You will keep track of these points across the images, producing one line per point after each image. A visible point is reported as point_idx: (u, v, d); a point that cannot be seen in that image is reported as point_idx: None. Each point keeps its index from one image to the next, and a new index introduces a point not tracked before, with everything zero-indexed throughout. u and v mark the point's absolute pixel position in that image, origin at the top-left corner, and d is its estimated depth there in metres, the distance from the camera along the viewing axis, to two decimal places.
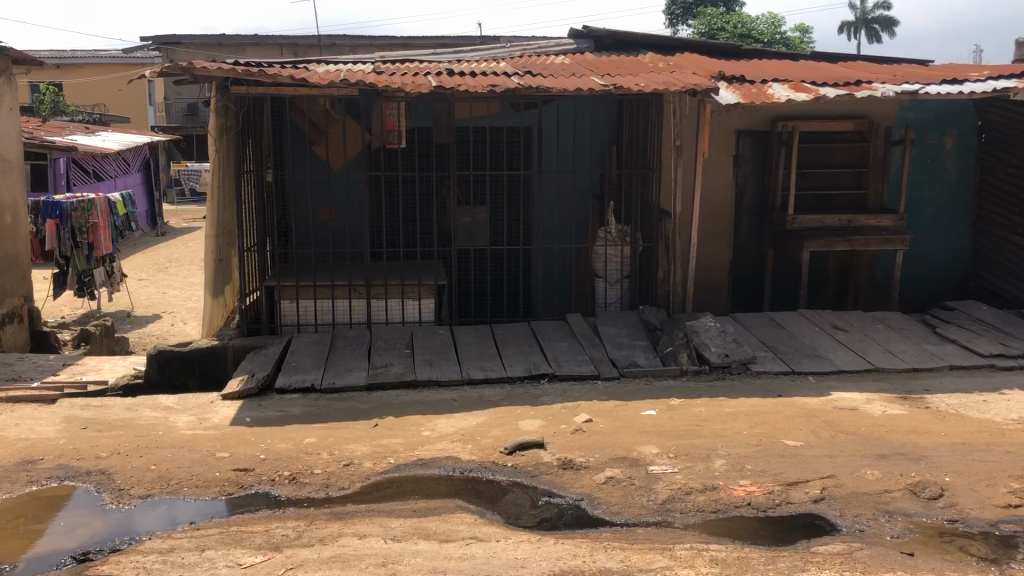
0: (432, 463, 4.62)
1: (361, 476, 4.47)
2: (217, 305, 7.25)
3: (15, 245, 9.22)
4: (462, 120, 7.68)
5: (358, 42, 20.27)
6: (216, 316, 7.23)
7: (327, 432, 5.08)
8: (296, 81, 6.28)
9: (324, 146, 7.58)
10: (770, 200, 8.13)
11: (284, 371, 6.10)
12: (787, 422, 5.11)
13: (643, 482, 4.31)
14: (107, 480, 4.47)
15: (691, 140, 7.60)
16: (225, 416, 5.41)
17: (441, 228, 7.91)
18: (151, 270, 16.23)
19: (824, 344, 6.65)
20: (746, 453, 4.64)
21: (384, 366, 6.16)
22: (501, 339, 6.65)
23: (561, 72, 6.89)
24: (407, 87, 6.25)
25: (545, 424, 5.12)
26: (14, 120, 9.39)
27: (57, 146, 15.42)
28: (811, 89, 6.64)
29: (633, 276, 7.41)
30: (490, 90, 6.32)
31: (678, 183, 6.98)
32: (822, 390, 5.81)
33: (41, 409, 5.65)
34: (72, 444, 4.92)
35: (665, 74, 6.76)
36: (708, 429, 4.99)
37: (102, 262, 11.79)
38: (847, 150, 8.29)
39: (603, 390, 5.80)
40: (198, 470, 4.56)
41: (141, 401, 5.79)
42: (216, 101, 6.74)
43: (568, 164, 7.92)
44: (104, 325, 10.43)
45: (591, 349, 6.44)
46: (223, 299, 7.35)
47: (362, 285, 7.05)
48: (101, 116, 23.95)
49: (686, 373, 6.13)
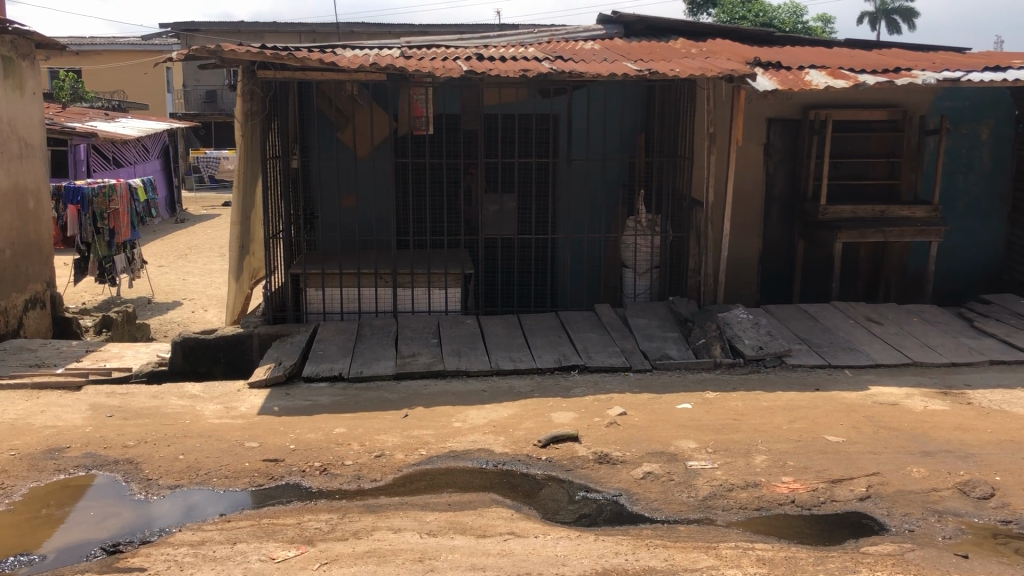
0: (464, 455, 4.52)
1: (393, 468, 4.38)
2: (240, 293, 7.15)
3: (37, 230, 9.16)
4: (490, 107, 7.55)
5: (376, 29, 20.16)
6: (241, 304, 7.14)
7: (357, 422, 4.99)
8: (324, 65, 6.15)
9: (351, 133, 7.47)
10: (801, 190, 7.97)
11: (311, 360, 6.01)
12: (827, 417, 4.98)
13: (682, 478, 4.20)
14: (135, 469, 4.40)
15: (723, 129, 7.46)
16: (253, 405, 5.33)
17: (467, 217, 7.80)
18: (170, 256, 16.21)
19: (860, 338, 6.51)
20: (787, 449, 4.52)
21: (412, 356, 6.06)
22: (529, 329, 6.55)
23: (592, 57, 6.76)
24: (438, 71, 6.12)
25: (578, 416, 5.01)
26: (37, 106, 9.33)
27: (78, 132, 15.43)
28: (850, 76, 6.47)
29: (662, 266, 7.28)
30: (522, 75, 6.17)
31: (711, 171, 6.83)
32: (860, 384, 5.68)
33: (67, 396, 5.58)
34: (99, 433, 4.85)
35: (700, 60, 6.60)
36: (746, 423, 4.86)
37: (123, 247, 11.77)
38: (880, 140, 8.12)
39: (636, 383, 5.68)
40: (227, 460, 4.47)
41: (167, 389, 5.71)
42: (242, 86, 6.62)
43: (597, 152, 7.79)
44: (126, 311, 10.40)
45: (622, 340, 6.33)
46: (246, 287, 7.26)
47: (389, 274, 6.94)
48: (120, 103, 23.92)
49: (720, 366, 6.01)
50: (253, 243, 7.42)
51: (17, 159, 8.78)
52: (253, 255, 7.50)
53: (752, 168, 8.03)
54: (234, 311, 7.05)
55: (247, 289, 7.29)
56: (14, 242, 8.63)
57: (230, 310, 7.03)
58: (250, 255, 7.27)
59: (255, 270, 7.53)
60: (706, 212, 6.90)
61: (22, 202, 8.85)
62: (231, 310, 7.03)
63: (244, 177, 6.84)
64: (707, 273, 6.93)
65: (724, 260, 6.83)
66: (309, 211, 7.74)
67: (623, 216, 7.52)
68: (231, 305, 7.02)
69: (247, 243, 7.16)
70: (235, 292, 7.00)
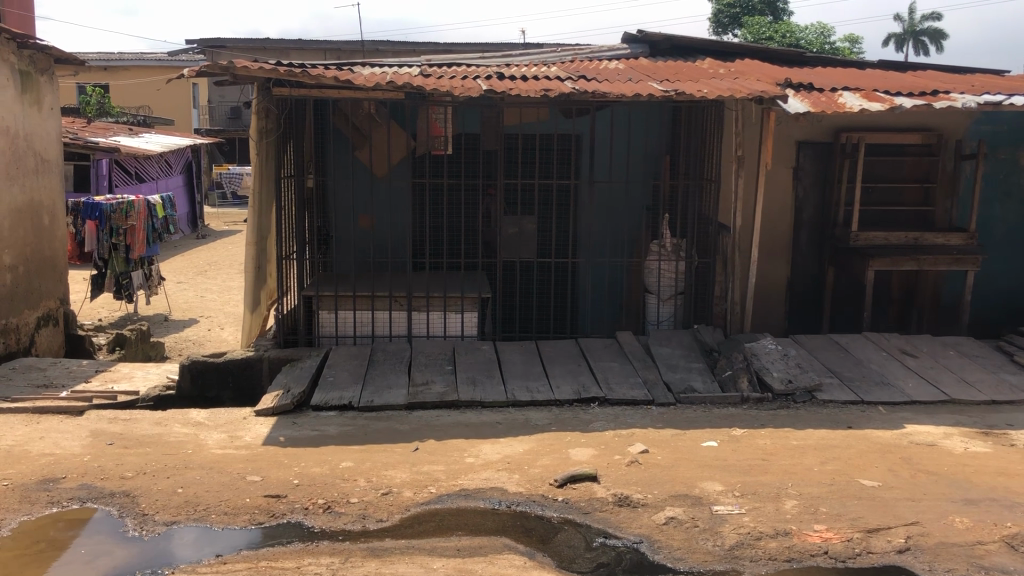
0: (476, 494, 4.29)
1: (400, 507, 4.15)
2: (256, 316, 6.96)
3: (52, 247, 9.04)
4: (511, 127, 7.35)
5: (401, 48, 20.05)
6: (256, 327, 6.95)
7: (365, 455, 4.77)
8: (340, 82, 5.97)
9: (368, 152, 7.28)
10: (832, 216, 7.70)
11: (321, 387, 5.79)
12: (861, 459, 4.70)
13: (707, 525, 3.94)
14: (131, 503, 4.19)
15: (752, 152, 7.22)
16: (258, 434, 5.12)
17: (486, 238, 7.59)
18: (190, 273, 16.11)
19: (894, 372, 6.22)
20: (819, 493, 4.24)
21: (425, 384, 5.83)
22: (548, 356, 6.31)
23: (616, 77, 6.55)
24: (457, 90, 5.92)
25: (597, 454, 4.76)
26: (54, 121, 9.23)
27: (101, 147, 15.41)
28: (885, 98, 6.21)
29: (687, 292, 7.02)
30: (543, 95, 5.96)
31: (738, 195, 6.58)
32: (895, 422, 5.39)
33: (68, 421, 5.39)
34: (97, 462, 4.65)
35: (729, 81, 6.36)
36: (775, 464, 4.60)
37: (140, 263, 11.66)
38: (914, 165, 7.85)
39: (658, 417, 5.42)
40: (227, 495, 4.26)
41: (172, 415, 5.51)
42: (257, 103, 6.45)
43: (621, 174, 7.57)
44: (139, 329, 10.25)
45: (644, 370, 6.07)
46: (262, 309, 7.06)
47: (404, 297, 6.74)
48: (145, 118, 23.99)
49: (747, 400, 5.73)
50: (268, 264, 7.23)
51: (33, 175, 8.66)
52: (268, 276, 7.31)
53: (781, 192, 7.78)
54: (249, 335, 6.86)
55: (263, 311, 7.10)
56: (28, 259, 8.50)
57: (245, 334, 6.83)
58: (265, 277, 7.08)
59: (270, 291, 7.33)
60: (733, 237, 6.65)
61: (37, 218, 8.73)
62: (247, 334, 6.84)
63: (258, 196, 6.66)
64: (733, 301, 6.67)
65: (752, 288, 6.57)
66: (325, 230, 7.57)
67: (647, 240, 7.28)
68: (246, 328, 6.83)
69: (263, 265, 6.97)
70: (250, 315, 6.81)
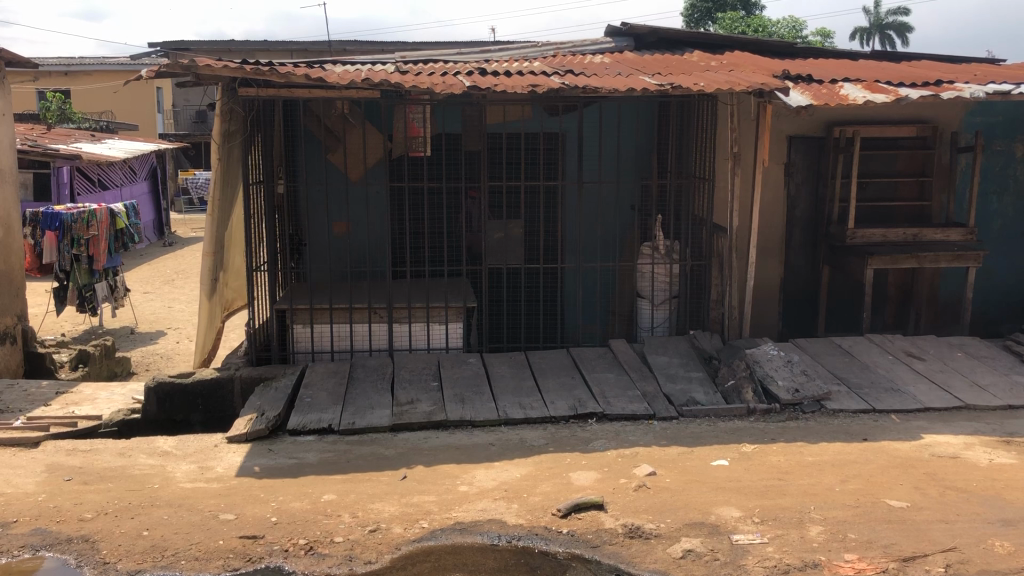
0: (473, 528, 3.92)
1: (390, 546, 3.78)
2: (212, 328, 6.51)
3: (7, 261, 8.57)
4: (494, 126, 6.97)
5: (370, 47, 19.56)
6: (212, 341, 6.49)
7: (348, 486, 4.38)
8: (311, 81, 5.56)
9: (341, 155, 6.86)
10: (825, 213, 7.41)
11: (297, 409, 5.39)
12: (883, 476, 4.38)
13: (729, 559, 3.59)
14: (90, 550, 3.77)
15: (748, 148, 6.89)
16: (231, 465, 4.71)
17: (470, 244, 7.21)
18: (157, 283, 15.58)
19: (902, 376, 5.93)
20: (846, 517, 3.91)
21: (411, 403, 5.44)
22: (539, 368, 5.95)
23: (605, 71, 6.19)
24: (438, 87, 5.53)
25: (601, 477, 4.40)
26: (7, 128, 8.72)
27: (61, 155, 14.85)
28: (890, 90, 5.90)
29: (681, 297, 6.68)
30: (531, 91, 5.58)
31: (735, 194, 6.23)
32: (910, 432, 5.08)
33: (22, 454, 4.95)
34: (53, 502, 4.22)
35: (724, 73, 6.03)
36: (794, 485, 4.26)
37: (104, 274, 11.17)
38: (909, 159, 7.55)
39: (661, 434, 5.07)
40: (198, 537, 3.85)
41: (136, 444, 5.07)
42: (222, 106, 6.08)
43: (608, 173, 7.22)
44: (104, 345, 9.75)
45: (642, 382, 5.71)
46: (218, 321, 6.59)
47: (384, 308, 6.35)
48: (109, 123, 23.36)
49: (754, 412, 5.40)
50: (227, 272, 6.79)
51: None
52: (227, 285, 6.87)
53: (773, 190, 7.45)
54: (204, 350, 6.42)
55: (219, 323, 6.64)
56: None
57: (198, 349, 6.40)
58: (223, 286, 6.64)
59: (227, 300, 6.88)
60: (729, 238, 6.31)
61: None
62: (201, 349, 6.41)
63: (221, 202, 6.23)
64: (732, 304, 6.33)
65: (751, 291, 6.23)
66: (298, 238, 7.15)
67: (639, 242, 6.94)
68: (201, 343, 6.40)
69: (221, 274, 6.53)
70: (207, 329, 6.36)
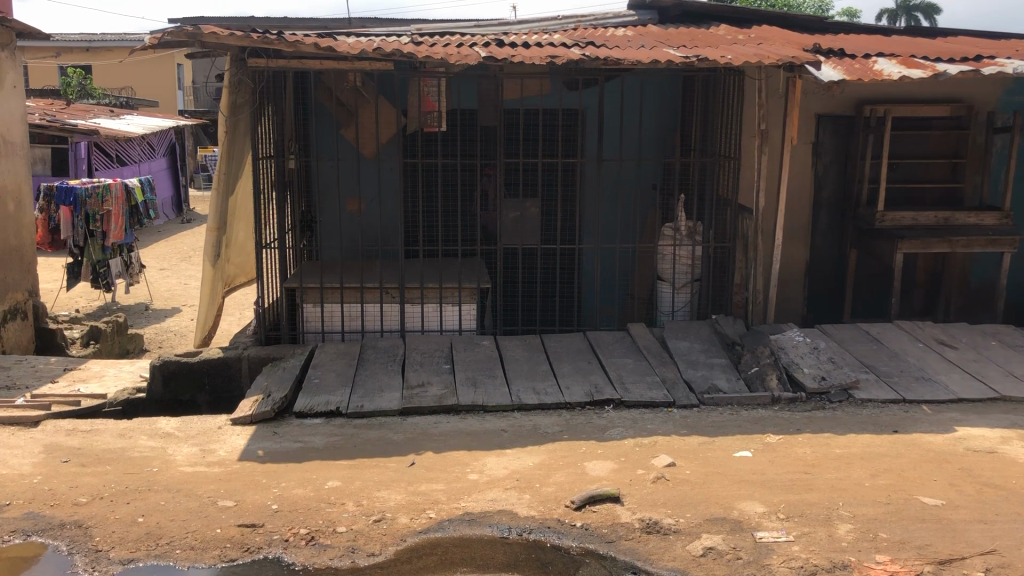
0: (482, 519, 3.73)
1: (395, 537, 3.60)
2: (212, 305, 6.34)
3: (18, 235, 8.43)
4: (511, 101, 6.75)
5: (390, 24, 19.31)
6: (212, 318, 6.32)
7: (354, 473, 4.20)
8: (321, 50, 5.36)
9: (354, 130, 6.66)
10: (853, 195, 7.15)
11: (305, 390, 5.22)
12: (916, 471, 4.15)
13: (753, 558, 3.39)
14: (83, 536, 3.61)
15: (776, 126, 6.63)
16: (234, 448, 4.55)
17: (485, 223, 7.01)
18: (174, 259, 15.47)
19: (934, 366, 5.67)
20: (877, 514, 3.70)
21: (422, 386, 5.27)
22: (555, 352, 5.74)
23: (627, 44, 5.95)
24: (452, 58, 5.31)
25: (617, 468, 4.20)
26: (18, 101, 8.56)
27: (79, 130, 14.74)
28: (927, 65, 5.61)
29: (704, 280, 6.45)
30: (549, 62, 5.35)
31: (761, 173, 5.99)
32: (943, 424, 4.84)
33: (21, 434, 4.80)
34: (48, 485, 4.07)
35: (753, 47, 5.77)
36: (821, 479, 4.05)
37: (118, 250, 11.02)
38: (942, 139, 7.26)
39: (681, 422, 4.87)
40: (195, 525, 3.68)
41: (138, 425, 4.92)
42: (230, 77, 5.80)
43: (629, 151, 6.98)
44: (116, 321, 9.64)
45: (661, 368, 5.50)
46: (219, 298, 6.42)
47: (396, 288, 6.17)
48: (128, 99, 23.27)
49: (778, 401, 5.18)
50: (229, 248, 6.61)
51: None
52: (230, 261, 6.68)
53: (800, 170, 7.18)
54: (204, 327, 6.26)
55: (221, 299, 6.47)
56: None
57: (199, 326, 6.24)
58: (225, 262, 6.47)
59: (229, 276, 6.71)
60: (754, 219, 6.07)
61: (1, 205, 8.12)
62: (201, 326, 6.24)
63: (226, 177, 6.05)
64: (756, 288, 6.10)
65: (776, 275, 5.99)
66: (310, 215, 6.98)
67: (660, 223, 6.71)
68: (202, 320, 6.23)
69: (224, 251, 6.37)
70: (208, 306, 6.22)
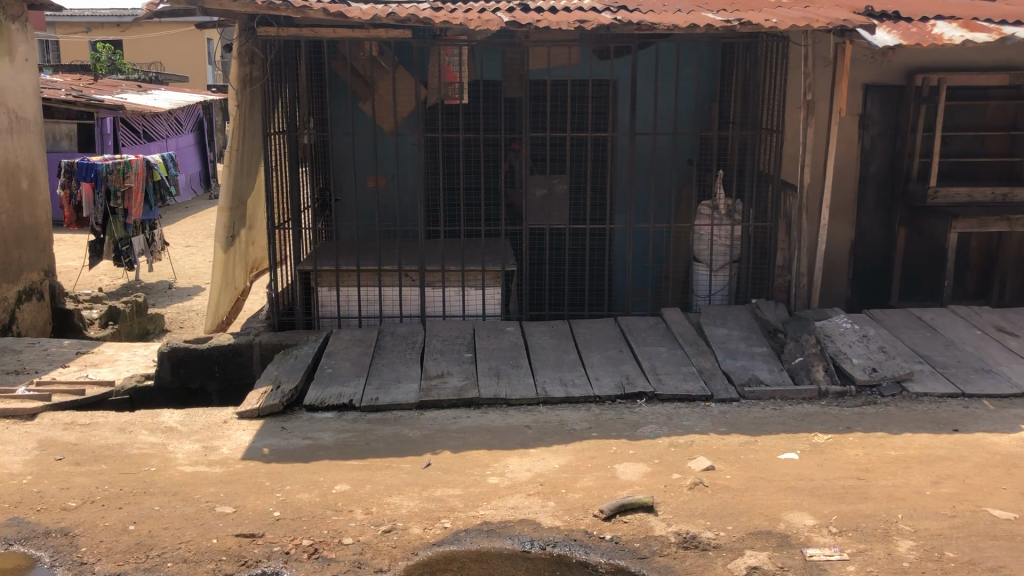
0: (502, 530, 3.39)
1: (406, 550, 3.28)
2: (226, 290, 5.98)
3: (33, 213, 8.16)
4: (537, 72, 6.38)
5: None
6: (226, 304, 6.00)
7: (364, 475, 3.89)
8: (331, 16, 5.00)
9: (371, 104, 6.30)
10: (902, 170, 6.69)
11: (316, 381, 4.91)
12: (983, 478, 3.75)
13: None
14: (68, 546, 3.33)
15: (822, 96, 6.19)
16: (238, 445, 4.25)
17: (510, 201, 6.64)
18: (201, 236, 15.26)
19: (994, 356, 5.24)
20: (941, 529, 3.32)
21: (441, 377, 4.94)
22: (584, 340, 5.38)
23: (662, 7, 5.52)
24: (472, 24, 4.93)
25: (650, 472, 3.84)
26: (31, 74, 8.27)
27: (105, 106, 14.53)
28: (990, 28, 5.14)
29: (744, 262, 6.05)
30: (577, 27, 4.95)
31: (806, 146, 5.57)
32: (1008, 422, 4.42)
33: (16, 428, 4.54)
34: (38, 486, 3.79)
35: (799, 9, 5.33)
36: (876, 486, 3.67)
37: (141, 227, 10.77)
38: (999, 109, 6.76)
39: (720, 419, 4.49)
40: (189, 534, 3.39)
41: (139, 419, 4.64)
42: (239, 47, 5.49)
43: (663, 123, 6.58)
44: (135, 301, 9.43)
45: (699, 358, 5.12)
46: (234, 283, 6.10)
47: (415, 270, 5.84)
48: (158, 74, 23.09)
49: (826, 395, 4.79)
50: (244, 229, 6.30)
51: (6, 134, 7.74)
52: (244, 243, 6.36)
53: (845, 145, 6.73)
54: (216, 313, 5.84)
55: (236, 284, 6.15)
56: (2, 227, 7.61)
57: (210, 313, 5.82)
58: (241, 245, 6.14)
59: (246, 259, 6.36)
60: (799, 196, 5.65)
61: (14, 183, 7.84)
62: (213, 314, 5.85)
63: (237, 154, 5.74)
64: (800, 271, 5.68)
65: (821, 256, 5.58)
66: (327, 194, 6.65)
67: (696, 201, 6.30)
68: (213, 306, 5.82)
69: (238, 233, 6.02)
70: (220, 291, 5.84)
